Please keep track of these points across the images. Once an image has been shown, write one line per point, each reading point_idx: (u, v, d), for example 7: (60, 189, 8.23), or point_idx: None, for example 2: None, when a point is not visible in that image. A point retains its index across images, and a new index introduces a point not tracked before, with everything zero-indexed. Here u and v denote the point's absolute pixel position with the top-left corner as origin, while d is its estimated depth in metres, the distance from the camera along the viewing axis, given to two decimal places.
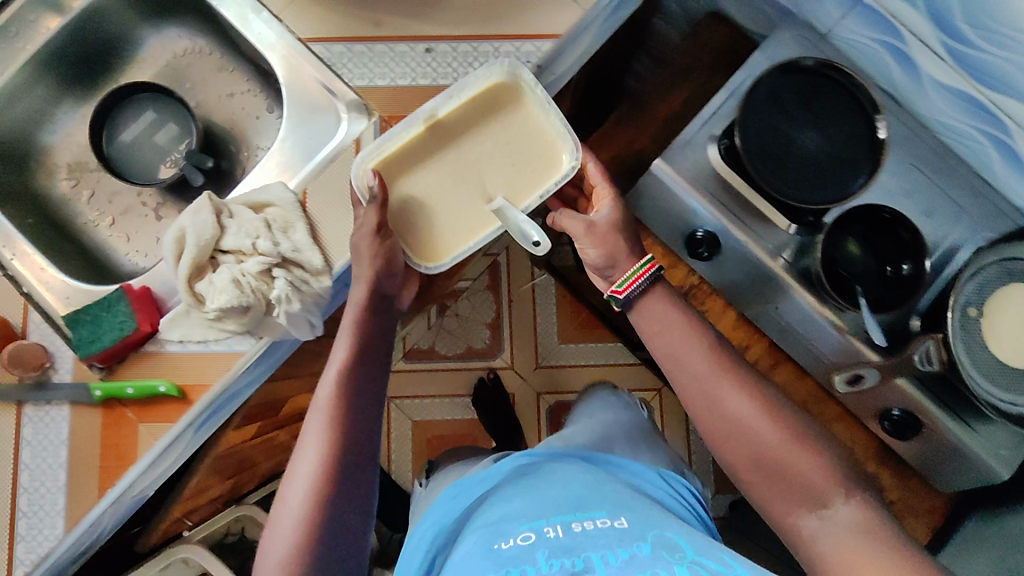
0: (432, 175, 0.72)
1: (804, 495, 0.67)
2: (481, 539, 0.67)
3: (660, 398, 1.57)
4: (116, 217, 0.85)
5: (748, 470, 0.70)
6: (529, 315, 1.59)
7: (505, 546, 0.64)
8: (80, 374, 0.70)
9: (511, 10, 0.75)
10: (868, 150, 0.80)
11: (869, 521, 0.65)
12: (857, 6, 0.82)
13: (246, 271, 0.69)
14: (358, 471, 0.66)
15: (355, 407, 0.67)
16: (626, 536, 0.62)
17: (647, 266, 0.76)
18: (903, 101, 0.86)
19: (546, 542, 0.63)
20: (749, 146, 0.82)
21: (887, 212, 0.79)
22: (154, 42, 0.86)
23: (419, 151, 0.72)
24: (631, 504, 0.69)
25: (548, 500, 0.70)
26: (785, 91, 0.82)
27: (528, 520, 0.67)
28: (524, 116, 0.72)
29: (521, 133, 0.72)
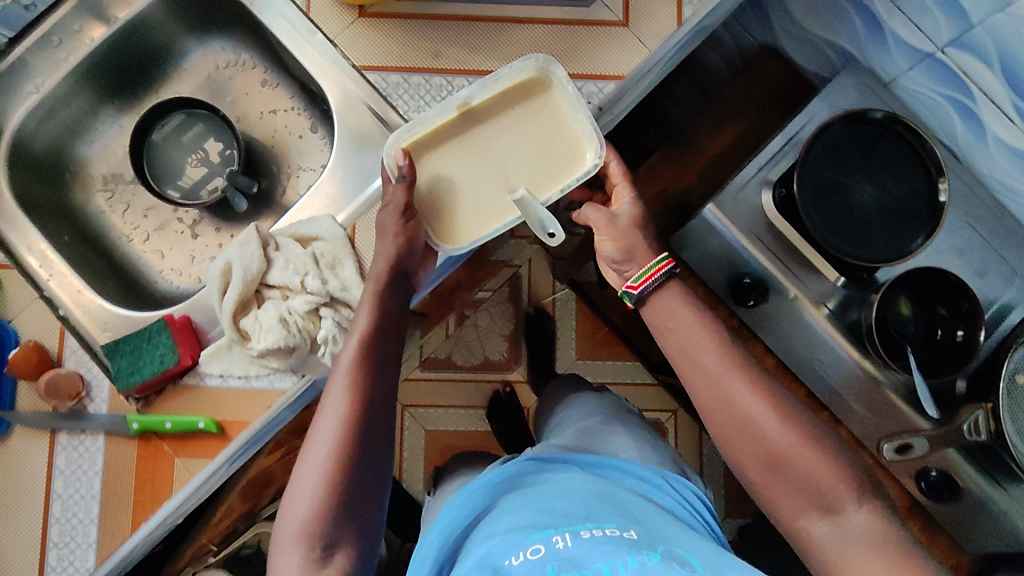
0: (455, 161, 0.69)
1: (815, 498, 0.60)
2: (488, 549, 0.60)
3: (676, 419, 1.52)
4: (151, 233, 0.83)
5: (758, 471, 0.63)
6: (548, 329, 1.52)
7: (513, 560, 0.58)
8: (117, 405, 0.69)
9: (574, 50, 0.73)
10: (928, 211, 0.78)
11: (884, 531, 0.58)
12: (927, 60, 0.79)
13: (293, 310, 0.67)
14: (371, 455, 0.60)
15: (370, 402, 0.61)
16: (635, 546, 0.57)
17: (664, 262, 0.67)
18: (963, 157, 0.84)
19: (556, 555, 0.57)
20: (807, 199, 0.79)
21: (951, 277, 0.76)
22: (198, 54, 0.84)
23: (446, 135, 0.69)
24: (646, 516, 0.64)
25: (557, 506, 0.64)
26: (848, 142, 0.80)
27: (538, 528, 0.61)
28: (554, 110, 0.70)
29: (549, 128, 0.70)
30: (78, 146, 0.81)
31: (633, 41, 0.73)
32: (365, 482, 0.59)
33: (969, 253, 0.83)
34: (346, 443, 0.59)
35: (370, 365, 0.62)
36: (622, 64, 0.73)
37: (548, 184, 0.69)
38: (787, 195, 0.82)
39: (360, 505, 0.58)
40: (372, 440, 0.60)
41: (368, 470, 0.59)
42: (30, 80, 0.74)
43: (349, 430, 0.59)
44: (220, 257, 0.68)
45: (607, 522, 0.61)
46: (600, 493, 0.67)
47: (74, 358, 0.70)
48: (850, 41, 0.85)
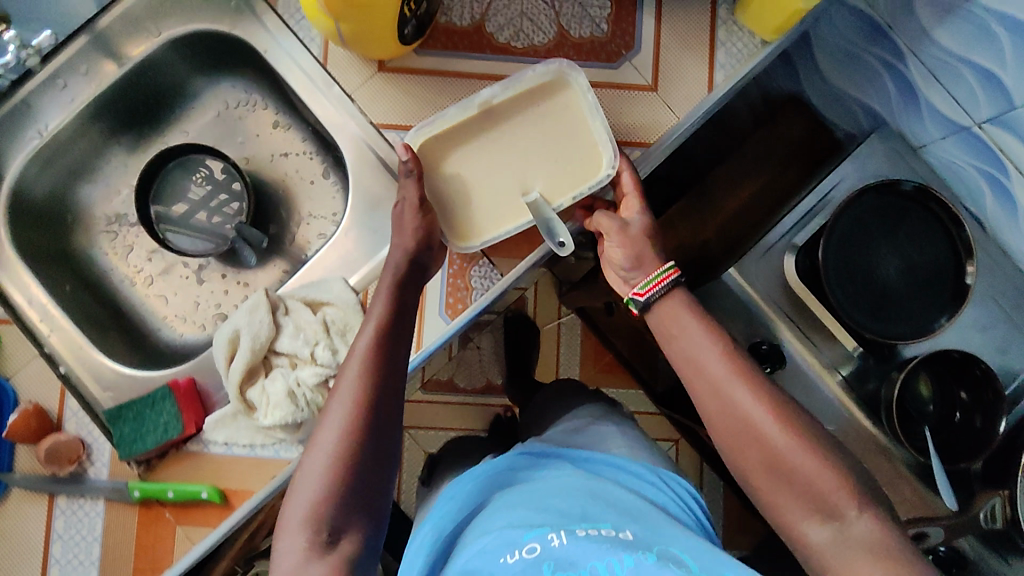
0: (465, 159, 0.67)
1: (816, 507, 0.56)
2: (485, 549, 0.59)
3: (677, 448, 1.50)
4: (154, 277, 0.81)
5: (760, 476, 0.59)
6: (552, 352, 1.49)
7: (511, 560, 0.56)
8: (118, 469, 0.67)
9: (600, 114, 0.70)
10: (952, 292, 0.77)
11: (886, 541, 0.54)
12: (960, 132, 0.76)
13: (302, 381, 0.65)
14: (380, 440, 0.58)
15: (379, 398, 0.58)
16: (630, 546, 0.56)
17: (671, 269, 0.65)
18: (990, 228, 0.81)
19: (555, 557, 0.55)
20: (832, 271, 0.77)
21: (980, 368, 0.74)
22: (208, 93, 0.81)
23: (460, 133, 0.67)
24: (645, 517, 0.62)
25: (558, 506, 0.63)
26: (876, 213, 0.78)
27: (538, 528, 0.59)
28: (574, 119, 0.68)
29: (566, 133, 0.68)
30: (81, 185, 0.79)
31: (662, 107, 0.70)
32: (367, 480, 0.56)
33: (993, 329, 0.81)
34: (349, 441, 0.56)
35: (380, 361, 0.59)
36: (649, 130, 0.70)
37: (564, 187, 0.68)
38: (810, 262, 0.79)
39: (360, 503, 0.56)
40: (378, 438, 0.57)
41: (371, 470, 0.56)
42: (34, 123, 0.71)
43: (354, 424, 0.57)
44: (228, 325, 0.67)
45: (603, 522, 0.60)
46: (597, 492, 0.66)
47: (74, 420, 0.68)
48: (881, 104, 0.83)
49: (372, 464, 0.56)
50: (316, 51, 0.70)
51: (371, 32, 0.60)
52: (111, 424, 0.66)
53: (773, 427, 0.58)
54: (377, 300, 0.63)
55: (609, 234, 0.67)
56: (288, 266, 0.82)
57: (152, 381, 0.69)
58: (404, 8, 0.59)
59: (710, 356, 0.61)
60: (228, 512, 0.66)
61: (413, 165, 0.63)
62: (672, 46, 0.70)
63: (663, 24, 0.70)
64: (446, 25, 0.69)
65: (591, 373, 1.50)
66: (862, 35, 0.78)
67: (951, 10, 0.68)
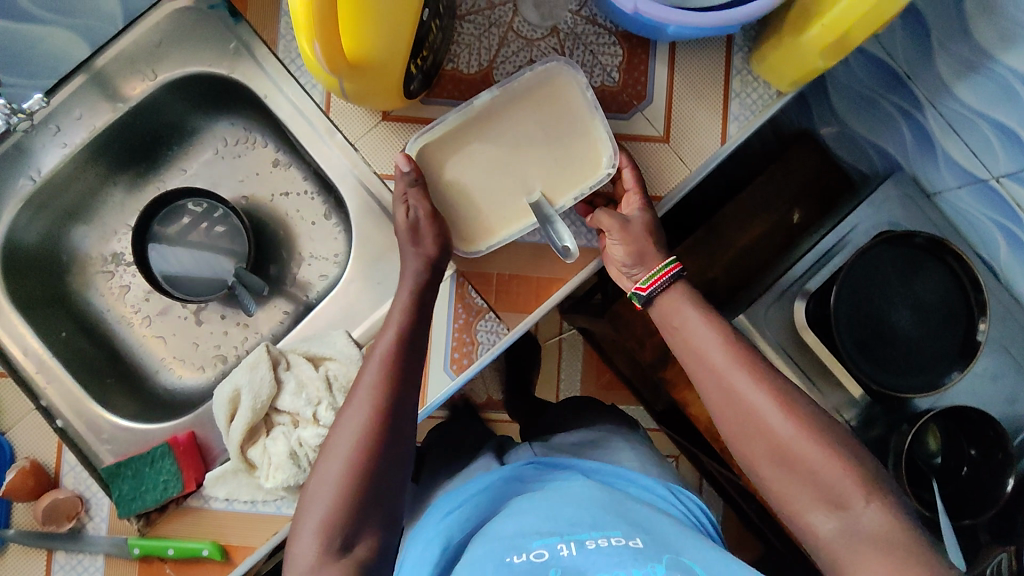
0: (469, 173, 0.66)
1: (829, 510, 0.54)
2: (492, 550, 0.60)
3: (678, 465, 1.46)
4: (153, 318, 0.80)
5: (773, 487, 0.57)
6: (553, 368, 1.47)
7: (517, 560, 0.58)
8: (117, 526, 0.66)
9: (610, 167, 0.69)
10: (961, 347, 0.75)
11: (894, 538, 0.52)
12: (976, 183, 0.74)
13: (304, 441, 0.64)
14: (398, 450, 0.58)
15: (394, 407, 0.58)
16: (641, 556, 0.56)
17: (674, 264, 0.64)
18: (1004, 277, 0.79)
19: (562, 561, 0.57)
20: (843, 320, 0.75)
21: (994, 430, 0.72)
22: (208, 132, 0.82)
23: (461, 136, 0.65)
24: (653, 521, 0.62)
25: (566, 509, 0.63)
26: (889, 263, 0.76)
27: (546, 531, 0.61)
28: (571, 117, 0.66)
29: (565, 134, 0.66)
30: (76, 227, 0.79)
31: (672, 157, 0.69)
32: (379, 488, 0.57)
33: (1003, 378, 0.77)
34: (363, 449, 0.56)
35: (401, 372, 0.60)
36: (658, 181, 0.69)
37: (564, 187, 0.66)
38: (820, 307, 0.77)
39: (371, 510, 0.56)
40: (392, 446, 0.58)
41: (383, 477, 0.57)
42: (30, 164, 0.71)
43: (370, 432, 0.57)
44: (227, 383, 0.66)
45: (613, 530, 0.59)
46: (608, 498, 0.65)
47: (72, 475, 0.67)
48: (895, 149, 0.81)
49: (385, 470, 0.57)
50: (318, 99, 0.70)
51: (377, 87, 0.61)
52: (110, 482, 0.65)
53: (780, 488, 0.57)
54: (395, 308, 0.63)
55: (609, 231, 0.63)
56: (290, 308, 0.81)
57: (150, 434, 0.69)
58: (411, 63, 0.60)
59: (724, 385, 0.60)
60: (230, 569, 0.65)
61: (415, 175, 0.62)
62: (684, 93, 0.69)
63: (676, 72, 0.69)
64: (454, 71, 0.69)
65: (593, 389, 1.47)
66: (882, 82, 0.78)
67: (975, 68, 0.67)
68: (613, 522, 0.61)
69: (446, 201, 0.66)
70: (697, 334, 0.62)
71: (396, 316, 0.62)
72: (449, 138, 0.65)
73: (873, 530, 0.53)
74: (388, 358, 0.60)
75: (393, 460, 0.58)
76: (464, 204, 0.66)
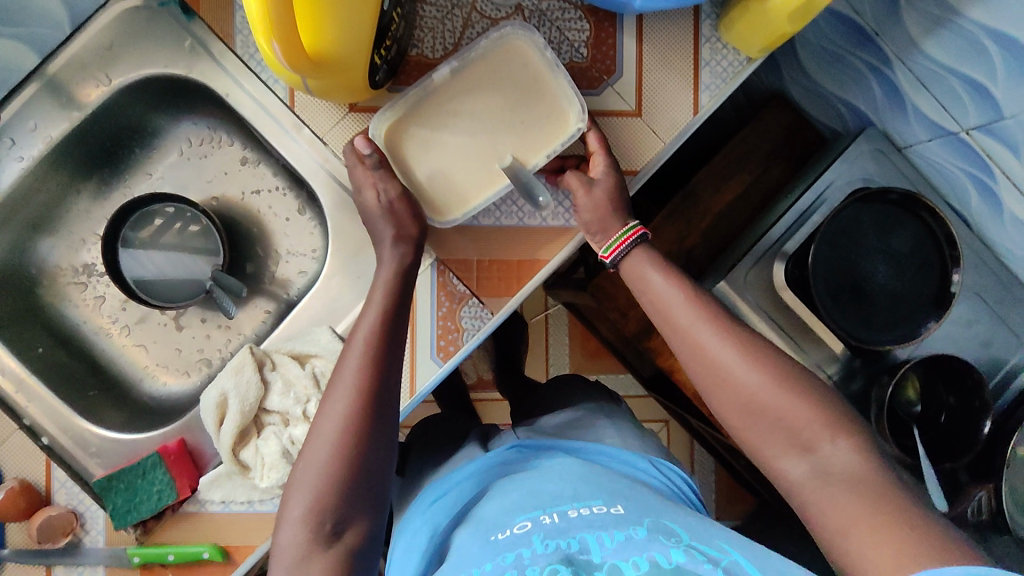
0: (437, 148, 0.65)
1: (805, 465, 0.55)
2: (480, 529, 0.60)
3: (668, 429, 1.49)
4: (132, 326, 0.80)
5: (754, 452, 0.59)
6: (541, 344, 1.48)
7: (502, 535, 0.57)
8: (115, 537, 0.66)
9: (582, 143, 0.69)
10: (936, 298, 0.77)
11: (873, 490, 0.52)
12: (946, 136, 0.75)
13: (296, 439, 0.65)
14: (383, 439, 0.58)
15: (378, 398, 0.58)
16: (623, 525, 0.56)
17: (637, 228, 0.65)
18: (975, 224, 0.81)
19: (545, 529, 0.57)
20: (819, 277, 0.76)
21: (971, 376, 0.74)
22: (170, 134, 0.80)
23: (425, 109, 0.64)
24: (633, 490, 0.63)
25: (550, 483, 0.64)
26: (862, 220, 0.77)
27: (530, 505, 0.61)
28: (533, 80, 0.64)
29: (529, 98, 0.65)
30: (42, 240, 0.77)
31: (647, 130, 0.69)
32: (369, 479, 0.57)
33: (978, 322, 0.79)
34: (348, 441, 0.56)
35: (380, 361, 0.60)
36: (632, 155, 0.70)
37: (535, 148, 0.65)
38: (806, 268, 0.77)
39: (364, 500, 0.56)
40: (379, 436, 0.58)
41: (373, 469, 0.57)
42: None
43: (355, 422, 0.57)
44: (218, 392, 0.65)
45: (594, 501, 0.60)
46: (587, 472, 0.65)
47: (64, 491, 0.66)
48: (865, 103, 0.81)
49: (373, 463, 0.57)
50: (281, 94, 0.69)
51: (343, 85, 0.60)
52: (103, 495, 0.65)
53: (763, 455, 0.58)
54: (372, 297, 0.63)
55: (577, 193, 0.65)
56: (271, 306, 0.80)
57: (139, 446, 0.68)
58: (375, 53, 0.59)
59: (706, 356, 0.60)
60: (231, 569, 0.65)
61: (377, 157, 0.62)
62: (654, 63, 0.69)
63: (644, 44, 0.69)
64: (420, 56, 0.67)
65: (578, 364, 1.49)
66: (849, 40, 0.76)
67: (940, 24, 0.67)
68: (593, 493, 0.61)
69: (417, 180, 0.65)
70: (666, 305, 0.62)
71: (372, 307, 0.62)
72: (413, 115, 0.64)
73: (843, 469, 0.53)
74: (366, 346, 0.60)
75: (382, 452, 0.58)
76: (435, 181, 0.65)
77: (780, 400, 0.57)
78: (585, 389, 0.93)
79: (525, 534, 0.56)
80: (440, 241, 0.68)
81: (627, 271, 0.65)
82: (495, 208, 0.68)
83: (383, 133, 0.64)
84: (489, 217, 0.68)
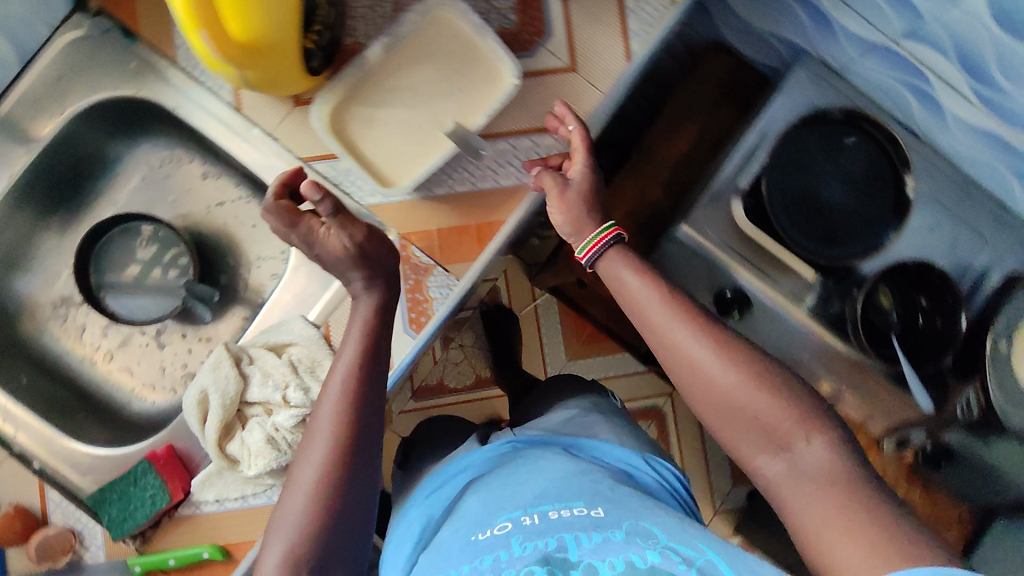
0: (381, 122, 0.69)
1: (767, 438, 0.55)
2: (461, 530, 0.59)
3: (671, 402, 1.48)
4: (114, 350, 0.81)
5: (742, 431, 0.57)
6: (534, 333, 1.48)
7: (482, 536, 0.56)
8: (115, 549, 0.66)
9: (527, 99, 0.70)
10: (893, 206, 0.79)
11: (835, 465, 0.52)
12: (878, 50, 0.79)
13: (280, 426, 0.65)
14: (367, 469, 0.59)
15: (357, 428, 0.59)
16: (600, 528, 0.54)
17: (611, 229, 0.65)
18: (921, 134, 0.82)
19: (524, 531, 0.55)
20: (777, 202, 0.79)
21: (939, 276, 0.78)
22: (130, 159, 0.82)
23: (365, 87, 0.69)
24: (618, 488, 0.61)
25: (533, 481, 0.62)
26: (811, 142, 0.80)
27: (512, 506, 0.59)
28: (464, 45, 0.68)
29: (462, 64, 0.69)
30: (18, 275, 0.80)
31: (584, 86, 0.71)
32: (347, 512, 0.57)
33: (942, 229, 0.78)
34: (326, 474, 0.57)
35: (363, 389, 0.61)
36: (574, 111, 0.71)
37: (473, 109, 0.69)
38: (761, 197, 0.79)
39: (336, 534, 0.56)
40: (355, 466, 0.58)
41: (346, 504, 0.57)
42: None
43: (333, 462, 0.57)
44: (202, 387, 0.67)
45: (576, 500, 0.58)
46: (576, 469, 0.64)
47: (60, 510, 0.67)
48: (797, 33, 0.84)
49: (350, 499, 0.57)
50: (229, 98, 0.71)
51: (287, 75, 0.63)
52: (99, 508, 0.66)
53: (743, 431, 0.57)
54: (354, 328, 0.64)
55: (550, 194, 0.66)
56: (247, 312, 0.81)
57: (129, 456, 0.69)
58: (304, 36, 0.62)
59: (668, 336, 0.60)
60: (233, 566, 0.64)
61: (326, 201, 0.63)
62: (582, 21, 0.70)
63: (571, 3, 0.71)
64: (356, 45, 0.70)
65: (573, 351, 1.49)
66: None
67: None
68: (576, 492, 0.59)
69: (364, 155, 0.69)
70: (642, 305, 0.62)
71: (355, 333, 0.63)
72: (355, 94, 0.69)
73: (815, 467, 0.53)
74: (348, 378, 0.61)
75: (357, 487, 0.58)
76: (381, 153, 0.69)
77: (750, 395, 0.56)
78: (568, 387, 0.94)
79: (504, 537, 0.55)
80: (399, 217, 0.70)
81: (603, 272, 0.66)
82: (450, 178, 0.69)
83: (324, 120, 0.67)
84: (445, 187, 0.69)
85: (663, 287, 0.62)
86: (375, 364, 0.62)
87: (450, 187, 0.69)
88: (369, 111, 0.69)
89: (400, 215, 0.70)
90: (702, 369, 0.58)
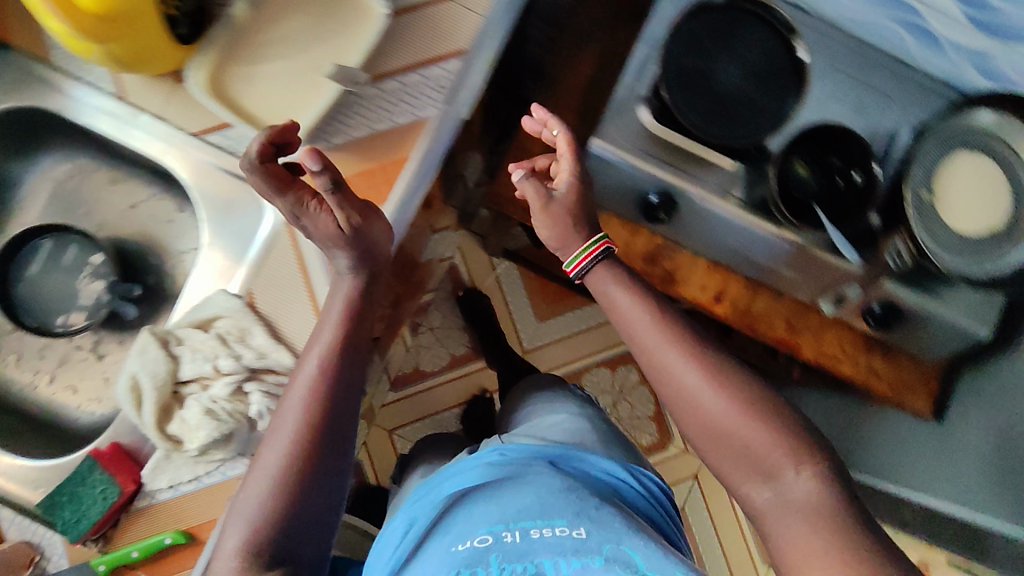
0: (260, 72, 0.75)
1: (755, 465, 0.60)
2: (442, 541, 0.62)
3: None
4: (53, 370, 0.86)
5: (703, 442, 0.64)
6: (500, 303, 1.42)
7: (461, 548, 0.60)
8: (74, 554, 0.72)
9: (401, 35, 0.74)
10: (795, 77, 0.79)
11: (822, 500, 0.57)
12: None
13: (217, 397, 0.70)
14: (328, 475, 0.61)
15: (319, 443, 0.61)
16: (579, 551, 0.58)
17: (602, 241, 0.72)
18: (807, 7, 0.81)
19: (503, 549, 0.59)
20: (680, 101, 0.77)
21: (839, 127, 0.78)
22: (34, 176, 0.88)
23: (240, 44, 0.74)
24: (599, 508, 0.63)
25: (518, 490, 0.65)
26: (701, 34, 0.79)
27: (494, 516, 0.63)
28: None
29: (330, 10, 0.75)
30: None
31: (462, 12, 0.74)
32: (308, 531, 0.60)
33: (845, 95, 0.80)
34: (276, 487, 0.59)
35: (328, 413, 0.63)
36: (454, 40, 0.74)
37: (346, 43, 0.75)
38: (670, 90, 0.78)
39: (294, 551, 0.58)
40: (315, 484, 0.60)
41: (305, 520, 0.59)
42: None
43: (293, 472, 0.59)
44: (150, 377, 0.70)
45: (556, 517, 0.61)
46: (563, 486, 0.66)
47: (14, 526, 0.72)
48: None
49: (308, 512, 0.59)
50: (111, 90, 0.76)
51: (155, 49, 0.68)
52: (51, 513, 0.70)
53: (707, 391, 0.63)
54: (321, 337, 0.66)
55: (534, 203, 0.74)
56: None
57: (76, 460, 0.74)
58: (164, 6, 0.67)
59: (655, 356, 0.66)
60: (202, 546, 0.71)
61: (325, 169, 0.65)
62: None
63: None
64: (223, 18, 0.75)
65: (539, 313, 1.43)
66: None
67: None
68: (559, 509, 0.62)
69: (246, 107, 0.74)
70: (631, 323, 0.69)
71: (321, 352, 0.65)
72: (229, 48, 0.74)
73: (802, 497, 0.57)
74: (312, 396, 0.63)
75: (314, 501, 0.60)
76: (263, 103, 0.75)
77: (739, 423, 0.61)
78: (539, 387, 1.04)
79: (482, 554, 0.59)
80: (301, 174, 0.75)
81: (592, 285, 0.72)
82: (348, 125, 0.75)
83: (197, 88, 0.72)
84: (342, 135, 0.75)
85: (656, 313, 0.68)
86: (341, 384, 0.65)
87: (347, 134, 0.75)
88: (247, 65, 0.74)
89: (295, 174, 0.73)
90: (703, 408, 0.63)
